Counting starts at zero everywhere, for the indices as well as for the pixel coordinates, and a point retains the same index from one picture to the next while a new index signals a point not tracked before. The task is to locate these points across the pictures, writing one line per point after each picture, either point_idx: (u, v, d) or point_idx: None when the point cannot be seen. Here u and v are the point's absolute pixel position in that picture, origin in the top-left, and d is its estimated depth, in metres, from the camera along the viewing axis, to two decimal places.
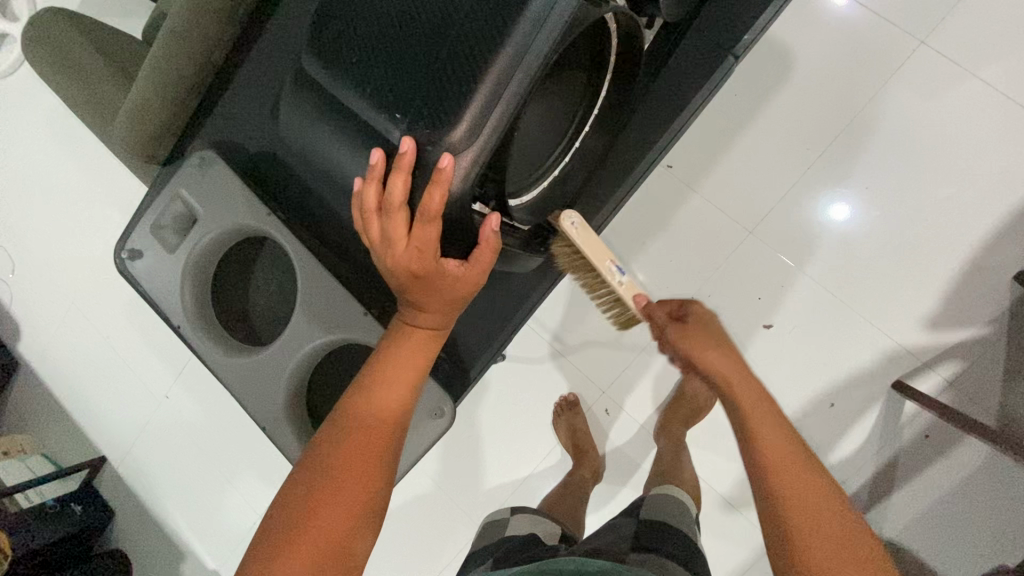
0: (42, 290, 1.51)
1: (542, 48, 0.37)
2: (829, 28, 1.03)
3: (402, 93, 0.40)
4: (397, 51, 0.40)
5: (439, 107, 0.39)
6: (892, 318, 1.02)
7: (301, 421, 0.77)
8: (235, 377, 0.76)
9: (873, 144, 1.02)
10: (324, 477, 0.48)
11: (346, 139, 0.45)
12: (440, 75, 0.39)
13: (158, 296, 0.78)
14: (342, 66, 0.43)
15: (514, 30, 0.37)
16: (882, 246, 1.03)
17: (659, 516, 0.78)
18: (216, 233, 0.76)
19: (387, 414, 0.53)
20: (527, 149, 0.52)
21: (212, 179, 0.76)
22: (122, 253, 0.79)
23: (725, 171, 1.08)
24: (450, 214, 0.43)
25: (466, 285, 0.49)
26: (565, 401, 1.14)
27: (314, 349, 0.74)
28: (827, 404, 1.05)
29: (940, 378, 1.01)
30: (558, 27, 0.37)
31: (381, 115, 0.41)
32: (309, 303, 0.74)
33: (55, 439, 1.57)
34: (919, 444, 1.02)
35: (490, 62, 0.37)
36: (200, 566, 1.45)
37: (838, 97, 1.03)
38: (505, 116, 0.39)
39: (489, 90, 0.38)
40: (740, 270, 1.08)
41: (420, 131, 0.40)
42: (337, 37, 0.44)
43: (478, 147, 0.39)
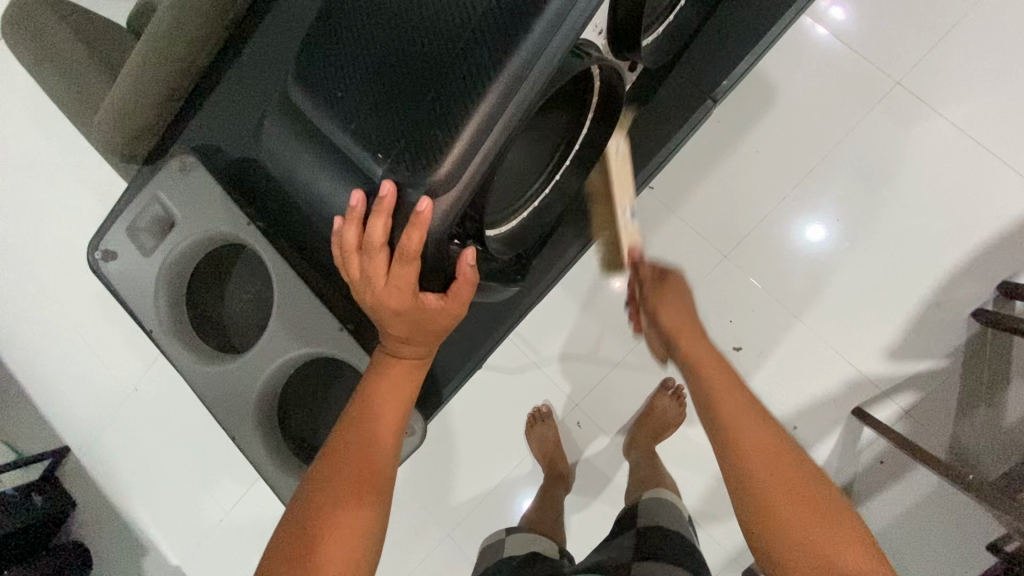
0: (11, 275, 1.47)
1: (522, 102, 0.39)
2: (810, 62, 1.06)
3: (385, 134, 0.41)
4: (381, 95, 0.41)
5: (419, 151, 0.40)
6: (856, 346, 1.06)
7: (272, 433, 0.77)
8: (209, 387, 0.76)
9: (844, 177, 1.06)
10: (320, 508, 0.49)
11: (329, 172, 0.46)
12: (421, 119, 0.39)
13: (132, 299, 0.78)
14: (327, 103, 0.44)
15: (495, 80, 0.38)
16: (848, 275, 1.06)
17: (654, 521, 0.80)
18: (194, 239, 0.75)
19: (377, 443, 0.54)
20: (506, 185, 0.53)
21: (192, 184, 0.75)
22: (96, 253, 0.78)
23: (704, 194, 1.10)
24: (428, 252, 0.44)
25: (448, 316, 0.50)
26: (537, 412, 1.16)
27: (287, 361, 0.74)
28: (790, 427, 1.09)
29: (897, 407, 1.05)
30: (539, 81, 0.39)
31: (364, 154, 0.42)
32: (287, 315, 0.74)
33: (18, 427, 1.55)
34: (875, 468, 1.06)
35: (470, 109, 0.38)
36: (163, 561, 1.44)
37: (815, 129, 1.06)
38: (485, 163, 0.40)
39: (469, 138, 0.39)
40: (714, 293, 1.11)
41: (399, 172, 0.40)
42: (322, 72, 0.44)
43: (457, 192, 0.41)
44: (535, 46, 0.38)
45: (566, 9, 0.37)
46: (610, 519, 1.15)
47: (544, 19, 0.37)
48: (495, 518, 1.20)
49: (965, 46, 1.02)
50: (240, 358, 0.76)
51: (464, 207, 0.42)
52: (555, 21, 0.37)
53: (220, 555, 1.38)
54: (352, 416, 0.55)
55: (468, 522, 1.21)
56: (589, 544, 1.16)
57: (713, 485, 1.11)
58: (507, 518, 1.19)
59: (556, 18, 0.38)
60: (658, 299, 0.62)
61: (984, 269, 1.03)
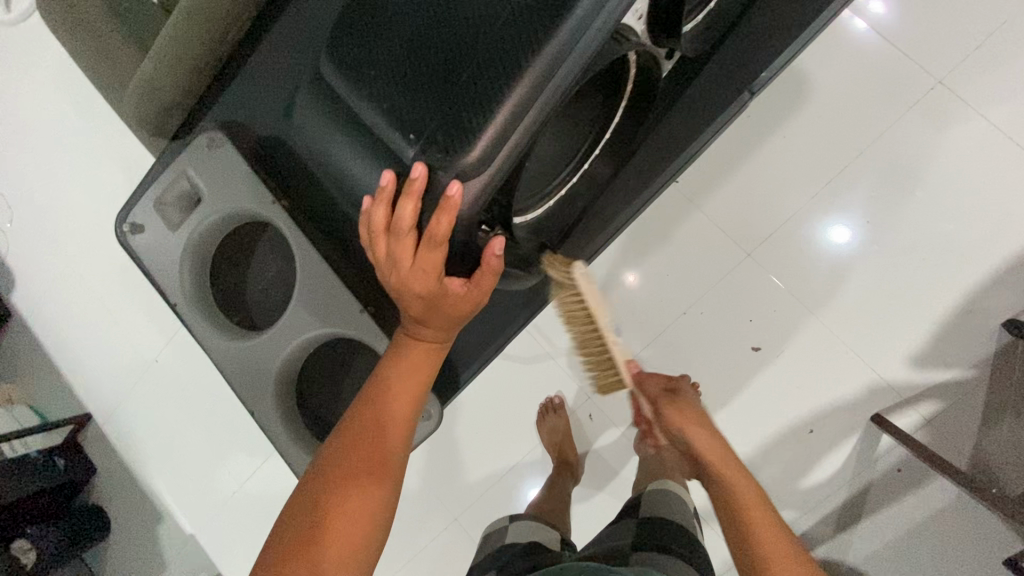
0: (40, 244, 1.51)
1: (560, 84, 0.38)
2: (847, 57, 1.03)
3: (417, 114, 0.40)
4: (416, 73, 0.41)
5: (451, 132, 0.39)
6: (879, 351, 1.04)
7: (289, 411, 0.78)
8: (229, 362, 0.77)
9: (875, 177, 1.03)
10: (337, 486, 0.49)
11: (358, 149, 0.46)
12: (456, 99, 0.39)
13: (157, 272, 0.79)
14: (359, 79, 0.43)
15: (532, 61, 0.37)
16: (874, 278, 1.04)
17: (657, 514, 0.78)
18: (219, 215, 0.76)
19: (394, 425, 0.54)
20: (534, 172, 0.53)
21: (218, 160, 0.76)
22: (125, 226, 0.80)
23: (730, 190, 1.08)
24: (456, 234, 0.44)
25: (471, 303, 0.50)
26: (550, 403, 1.17)
27: (307, 340, 0.75)
28: (806, 431, 1.07)
29: (919, 416, 1.03)
30: (578, 64, 0.38)
31: (395, 132, 0.41)
32: (308, 294, 0.74)
33: (43, 392, 1.59)
34: (892, 476, 1.04)
35: (505, 91, 0.38)
36: (178, 529, 1.47)
37: (849, 127, 1.03)
38: (519, 146, 0.39)
39: (503, 120, 0.38)
40: (734, 291, 1.09)
41: (431, 152, 0.40)
42: (356, 49, 0.44)
43: (488, 176, 0.40)
44: (575, 26, 0.37)
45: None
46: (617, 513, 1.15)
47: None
48: (502, 504, 1.20)
49: (1013, 45, 0.98)
50: (260, 334, 0.76)
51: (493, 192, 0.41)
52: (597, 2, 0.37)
53: (232, 526, 1.42)
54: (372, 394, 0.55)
55: (474, 507, 1.22)
56: (595, 536, 1.17)
57: None
58: (514, 506, 1.20)
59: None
60: (674, 411, 0.65)
61: (1019, 278, 0.99)
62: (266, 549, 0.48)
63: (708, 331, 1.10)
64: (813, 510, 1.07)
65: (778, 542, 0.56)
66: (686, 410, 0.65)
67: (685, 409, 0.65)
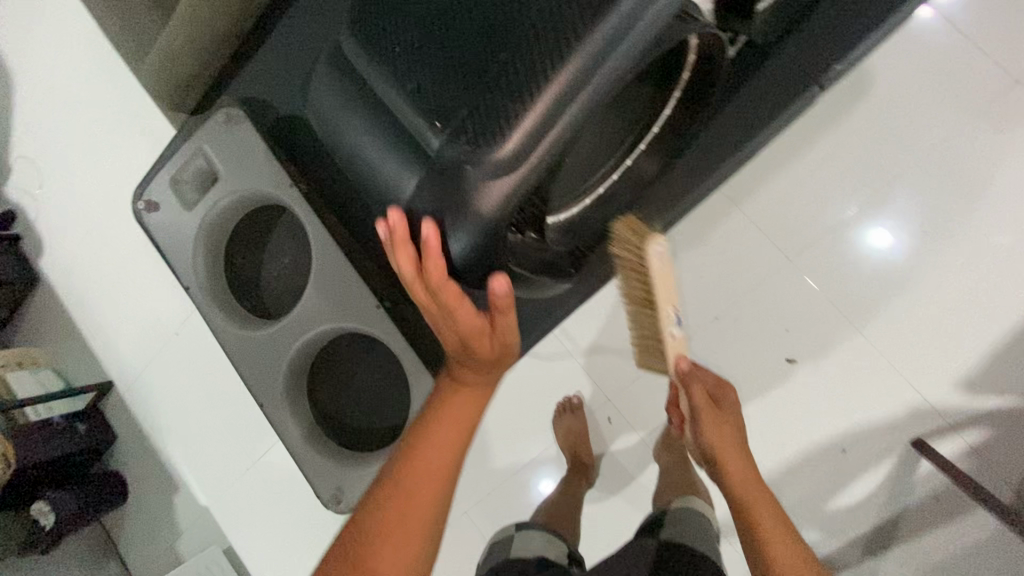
0: (70, 212, 1.53)
1: (608, 74, 0.36)
2: (912, 50, 0.94)
3: (446, 99, 0.38)
4: (448, 56, 0.39)
5: (487, 121, 0.37)
6: (926, 372, 0.97)
7: (296, 406, 0.77)
8: (238, 350, 0.76)
9: (935, 183, 0.95)
10: (373, 535, 0.51)
11: (373, 136, 0.43)
12: (495, 86, 0.37)
13: (170, 253, 0.79)
14: (386, 60, 0.41)
15: (581, 49, 0.35)
16: (925, 292, 0.96)
17: (681, 538, 0.75)
18: (232, 198, 0.75)
19: (431, 471, 0.52)
20: (576, 168, 0.53)
21: (234, 136, 0.73)
22: (139, 203, 0.80)
23: (774, 189, 1.01)
24: (479, 236, 0.40)
25: (501, 341, 0.46)
26: (569, 403, 1.13)
27: (319, 336, 0.73)
28: (839, 450, 1.01)
29: (964, 443, 0.96)
30: (630, 54, 0.36)
31: (420, 119, 0.39)
32: (321, 287, 0.72)
33: (68, 357, 1.62)
34: (928, 504, 0.98)
35: (550, 80, 0.36)
36: (192, 500, 1.49)
37: (911, 127, 0.95)
38: (558, 142, 0.37)
39: (545, 110, 0.36)
40: (771, 299, 1.03)
41: (462, 141, 0.37)
42: (381, 28, 0.42)
43: (524, 172, 0.38)
44: (627, 13, 0.35)
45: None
46: (632, 520, 1.11)
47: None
48: (514, 502, 1.18)
49: None
50: (272, 326, 0.75)
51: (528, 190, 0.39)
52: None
53: (245, 502, 1.43)
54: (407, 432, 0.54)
55: (485, 503, 1.20)
56: (607, 542, 1.13)
57: None
58: (527, 505, 1.17)
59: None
60: (713, 426, 0.62)
61: None
62: None
63: (740, 338, 1.05)
64: (840, 532, 1.02)
65: None
66: (723, 428, 0.62)
67: (722, 425, 0.62)
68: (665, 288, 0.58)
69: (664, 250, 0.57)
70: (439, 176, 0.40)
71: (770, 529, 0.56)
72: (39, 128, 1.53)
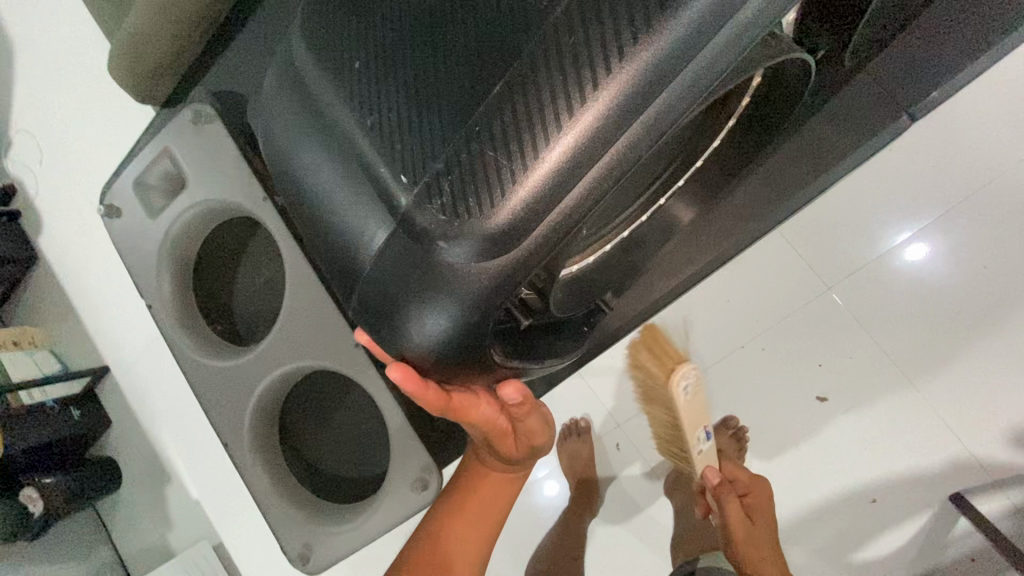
0: (68, 190, 1.48)
1: (619, 150, 0.35)
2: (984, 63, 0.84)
3: (420, 157, 0.39)
4: (427, 112, 0.39)
5: (479, 191, 0.37)
6: (971, 421, 0.87)
7: (263, 435, 0.81)
8: (199, 375, 0.81)
9: (988, 213, 0.87)
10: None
11: (349, 189, 0.43)
12: (487, 155, 0.37)
13: (135, 268, 0.83)
14: (373, 112, 0.41)
15: (594, 117, 0.34)
16: (977, 332, 0.87)
17: None
18: (193, 210, 0.79)
19: (472, 519, 0.64)
20: (606, 212, 0.52)
21: (204, 140, 0.78)
22: (101, 209, 0.84)
23: (812, 209, 0.93)
24: (461, 317, 0.40)
25: (530, 443, 0.58)
26: (573, 426, 1.06)
27: (283, 374, 0.77)
28: (867, 499, 0.92)
29: (1009, 503, 0.86)
30: (652, 123, 0.35)
31: (390, 174, 0.40)
32: (290, 318, 0.76)
33: (64, 338, 1.58)
34: (962, 565, 0.89)
35: (556, 148, 0.35)
36: (182, 493, 1.46)
37: (966, 151, 0.87)
38: (560, 221, 0.37)
39: (550, 179, 0.36)
40: (802, 330, 0.94)
41: (446, 216, 0.38)
42: (367, 77, 0.42)
43: (514, 254, 0.38)
44: (647, 77, 0.34)
45: (694, 42, 0.33)
46: (635, 556, 1.04)
47: (665, 47, 0.33)
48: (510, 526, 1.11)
49: None
50: (241, 355, 0.79)
51: (525, 269, 0.38)
52: (677, 53, 0.33)
53: (236, 499, 1.39)
54: (451, 506, 0.64)
55: None
56: None
57: None
58: (525, 532, 1.10)
59: (678, 49, 0.33)
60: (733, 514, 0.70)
61: None
62: None
63: (764, 370, 0.96)
64: None
65: None
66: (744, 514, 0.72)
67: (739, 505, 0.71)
68: (696, 412, 0.62)
69: (694, 381, 0.59)
70: (415, 256, 0.40)
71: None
72: (39, 103, 1.47)
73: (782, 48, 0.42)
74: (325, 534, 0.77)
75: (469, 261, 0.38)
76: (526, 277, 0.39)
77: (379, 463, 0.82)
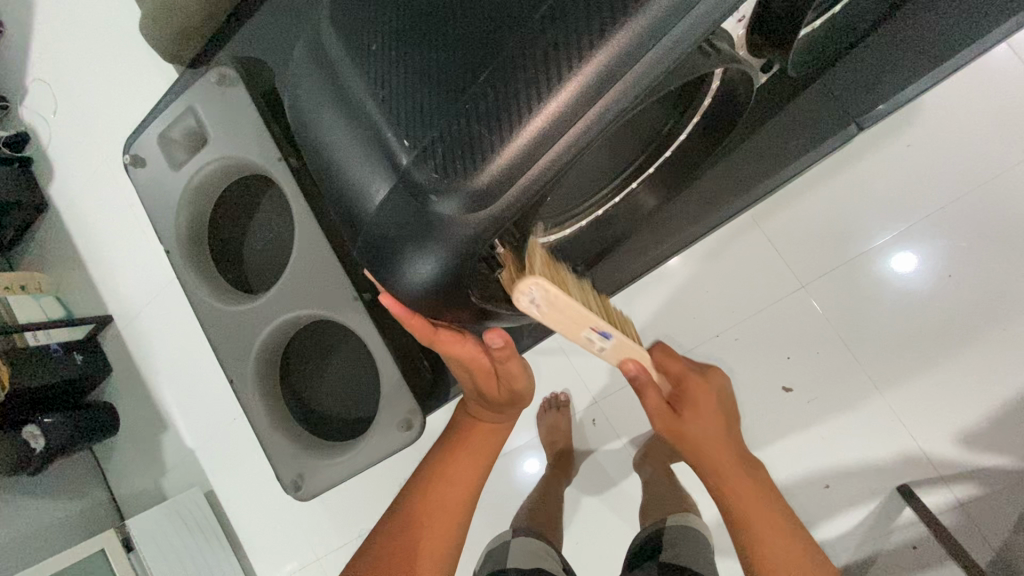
0: (81, 140, 1.52)
1: (579, 130, 0.39)
2: (964, 86, 0.90)
3: (420, 127, 0.44)
4: (428, 87, 0.44)
5: (468, 154, 0.41)
6: (925, 421, 0.93)
7: (265, 377, 0.87)
8: (213, 318, 0.87)
9: (963, 226, 0.91)
10: (415, 520, 0.67)
11: (357, 147, 0.48)
12: (479, 119, 0.41)
13: (158, 216, 0.89)
14: (382, 83, 0.46)
15: (560, 102, 0.39)
16: (941, 336, 0.92)
17: (681, 557, 0.80)
18: (213, 164, 0.84)
19: (461, 467, 0.70)
20: (573, 187, 0.59)
21: (226, 99, 0.83)
22: (128, 157, 0.90)
23: (794, 211, 0.98)
24: (447, 263, 0.45)
25: (512, 385, 0.65)
26: (553, 399, 1.14)
27: (287, 320, 0.83)
28: (821, 485, 0.98)
29: (953, 497, 0.92)
30: (622, 96, 0.38)
31: (397, 141, 0.45)
32: (298, 271, 0.82)
33: (69, 286, 1.63)
34: (905, 552, 0.95)
35: (537, 116, 0.39)
36: (178, 441, 1.52)
37: (948, 165, 0.92)
38: (526, 189, 0.41)
39: (531, 142, 0.40)
40: (773, 325, 1.00)
41: (439, 174, 0.42)
42: (381, 52, 0.47)
43: (492, 211, 0.42)
44: (611, 63, 0.37)
45: (661, 28, 0.37)
46: (605, 523, 1.11)
47: (628, 39, 0.37)
48: (490, 487, 1.18)
49: None
50: (250, 302, 0.85)
51: (499, 224, 0.43)
52: (645, 38, 0.37)
53: (228, 450, 1.45)
54: (444, 451, 0.71)
55: None
56: (575, 542, 1.12)
57: (723, 517, 1.04)
58: (503, 495, 1.17)
59: (647, 34, 0.37)
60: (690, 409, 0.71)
61: None
62: (362, 554, 0.68)
63: (738, 359, 1.02)
64: None
65: (771, 521, 0.67)
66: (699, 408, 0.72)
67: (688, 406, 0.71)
68: (571, 313, 0.50)
69: (541, 295, 0.48)
70: (411, 207, 0.45)
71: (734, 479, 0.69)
72: (58, 53, 1.50)
73: (729, 55, 0.47)
74: (317, 466, 0.83)
75: (457, 212, 0.42)
76: (498, 232, 0.43)
77: (369, 409, 0.87)
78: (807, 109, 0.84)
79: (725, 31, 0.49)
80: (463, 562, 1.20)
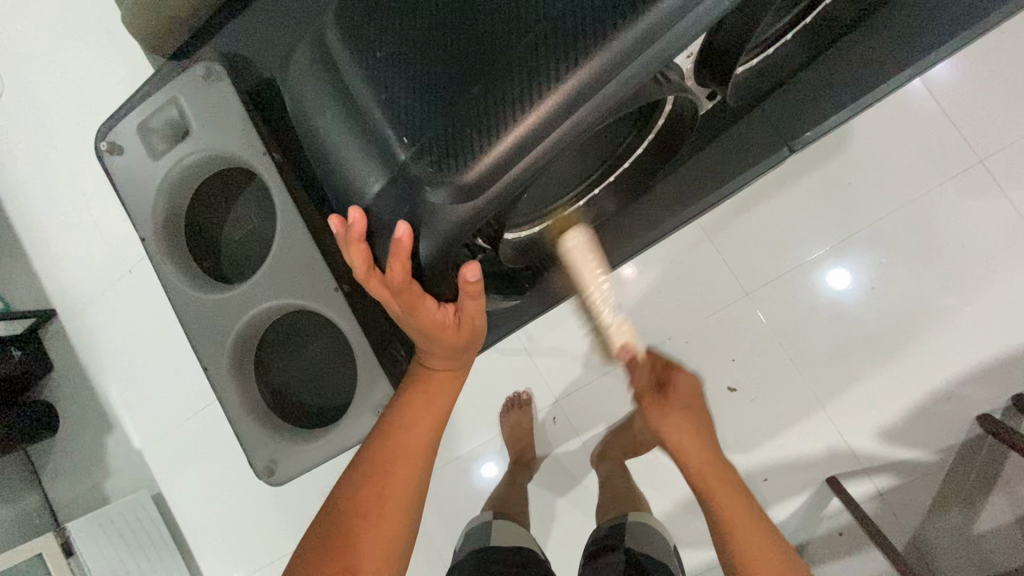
0: (30, 124, 1.45)
1: (557, 135, 0.44)
2: (889, 120, 1.02)
3: (416, 125, 0.47)
4: (425, 90, 0.48)
5: (459, 151, 0.45)
6: (852, 418, 1.03)
7: (240, 365, 0.87)
8: (190, 307, 0.87)
9: (885, 244, 1.02)
10: (372, 486, 0.63)
11: (359, 143, 0.52)
12: (471, 121, 0.45)
13: (135, 205, 0.89)
14: (382, 84, 0.50)
15: (540, 111, 0.43)
16: (867, 341, 1.03)
17: (642, 549, 0.85)
18: (196, 155, 0.85)
19: (418, 426, 0.66)
20: (546, 191, 0.64)
21: (210, 92, 0.84)
22: (104, 144, 0.89)
23: (742, 224, 1.07)
24: (438, 246, 0.50)
25: (471, 324, 0.64)
26: (517, 398, 1.17)
27: (267, 307, 0.85)
28: (761, 478, 1.07)
29: (873, 486, 1.03)
30: (594, 111, 0.43)
31: (394, 137, 0.48)
32: (277, 262, 0.83)
33: (10, 278, 1.55)
34: (832, 538, 1.05)
35: (521, 122, 0.43)
36: (126, 442, 1.46)
37: (873, 188, 1.03)
38: (509, 185, 0.45)
39: (514, 144, 0.44)
40: (721, 330, 1.09)
41: (432, 167, 0.46)
42: (383, 56, 0.51)
43: (478, 202, 0.46)
44: (585, 82, 0.42)
45: (631, 53, 0.41)
46: (565, 515, 1.16)
47: (600, 62, 0.42)
48: (453, 484, 1.21)
49: None
50: (228, 290, 0.86)
51: (483, 215, 0.47)
52: (618, 61, 0.41)
53: (181, 452, 1.41)
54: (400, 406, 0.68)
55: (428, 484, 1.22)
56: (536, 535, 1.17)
57: (674, 509, 1.11)
58: (466, 491, 1.20)
59: (620, 58, 0.41)
60: (654, 407, 0.67)
61: (1006, 374, 0.98)
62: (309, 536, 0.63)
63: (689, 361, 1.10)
64: None
65: (736, 508, 0.64)
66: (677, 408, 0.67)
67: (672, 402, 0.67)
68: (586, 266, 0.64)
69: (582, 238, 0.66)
70: (406, 196, 0.49)
71: (704, 471, 0.66)
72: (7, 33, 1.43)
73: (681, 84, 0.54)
74: (292, 451, 0.85)
75: (446, 202, 0.46)
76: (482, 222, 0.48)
77: (344, 393, 0.89)
78: (751, 129, 0.92)
79: (677, 65, 0.55)
80: (425, 559, 1.22)
